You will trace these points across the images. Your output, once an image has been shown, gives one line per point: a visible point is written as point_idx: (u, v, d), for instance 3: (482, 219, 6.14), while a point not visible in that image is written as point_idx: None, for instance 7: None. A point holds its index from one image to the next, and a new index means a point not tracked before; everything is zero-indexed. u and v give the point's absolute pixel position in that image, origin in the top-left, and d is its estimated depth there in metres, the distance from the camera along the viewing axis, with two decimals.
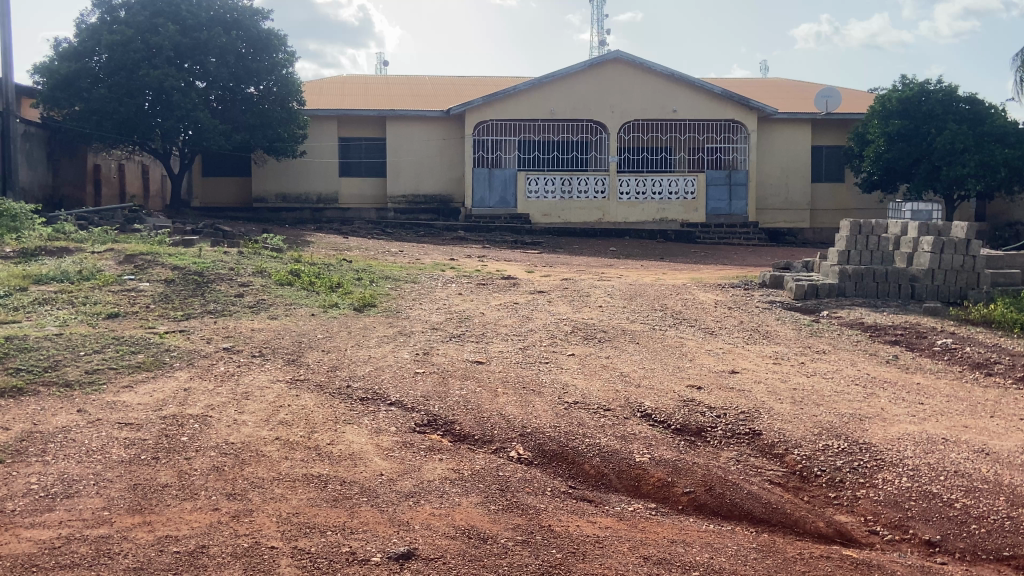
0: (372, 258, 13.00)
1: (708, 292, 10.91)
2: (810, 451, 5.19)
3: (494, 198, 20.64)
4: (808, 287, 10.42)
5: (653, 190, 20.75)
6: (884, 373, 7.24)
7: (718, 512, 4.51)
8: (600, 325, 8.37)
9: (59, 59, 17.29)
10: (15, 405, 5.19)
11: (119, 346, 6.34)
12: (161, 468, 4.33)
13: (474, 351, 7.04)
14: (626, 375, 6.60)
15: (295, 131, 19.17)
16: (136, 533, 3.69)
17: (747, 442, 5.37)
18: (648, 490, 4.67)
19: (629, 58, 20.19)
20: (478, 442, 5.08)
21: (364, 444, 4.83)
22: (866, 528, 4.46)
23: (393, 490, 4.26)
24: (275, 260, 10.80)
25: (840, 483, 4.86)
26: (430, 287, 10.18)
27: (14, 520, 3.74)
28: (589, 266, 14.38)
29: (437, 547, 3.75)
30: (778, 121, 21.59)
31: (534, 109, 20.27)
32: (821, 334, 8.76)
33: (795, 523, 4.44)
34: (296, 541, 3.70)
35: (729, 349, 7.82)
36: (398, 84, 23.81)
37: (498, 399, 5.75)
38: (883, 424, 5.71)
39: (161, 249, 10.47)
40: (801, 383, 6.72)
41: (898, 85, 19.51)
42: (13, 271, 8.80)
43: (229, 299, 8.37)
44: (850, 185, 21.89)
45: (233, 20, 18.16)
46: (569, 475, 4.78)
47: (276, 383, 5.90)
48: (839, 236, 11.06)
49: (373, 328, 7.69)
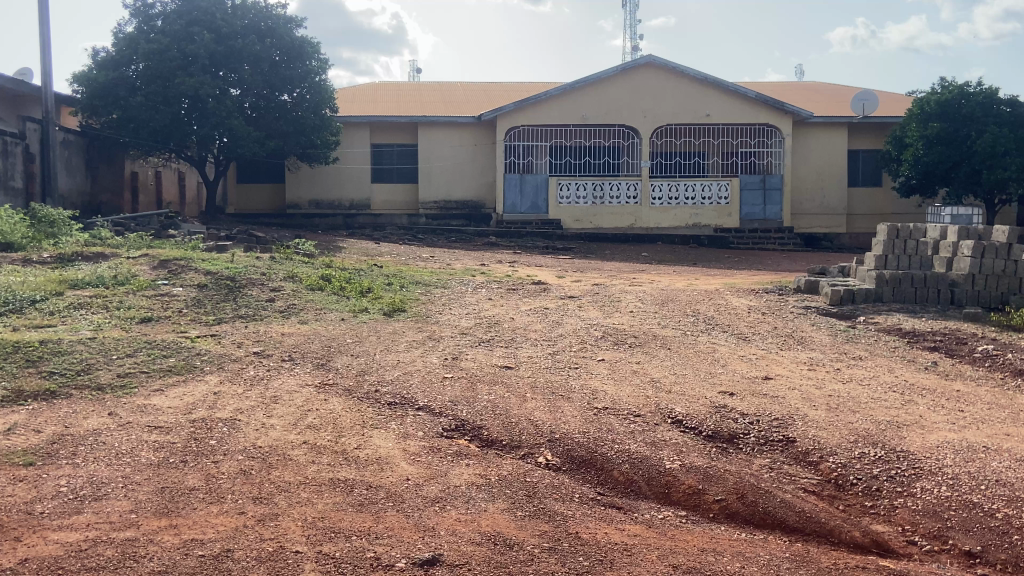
0: (404, 263, 13.04)
1: (741, 297, 10.75)
2: (845, 458, 5.06)
3: (525, 203, 20.61)
4: (844, 292, 10.21)
5: (686, 195, 20.57)
6: (923, 380, 7.06)
7: (750, 521, 4.41)
8: (631, 330, 8.29)
9: (98, 68, 17.66)
10: (48, 408, 5.25)
11: (150, 350, 6.40)
12: (189, 471, 4.34)
13: (503, 356, 7.00)
14: (657, 380, 6.51)
15: (328, 138, 19.45)
16: (163, 536, 3.69)
17: (780, 450, 5.26)
18: (679, 497, 4.59)
19: (662, 62, 20.05)
20: (507, 447, 5.03)
21: (391, 448, 4.81)
22: (904, 538, 4.33)
23: (420, 496, 4.23)
24: (306, 265, 10.89)
25: (876, 492, 4.73)
26: (460, 292, 10.16)
27: (43, 522, 3.77)
28: (621, 271, 14.26)
29: (463, 553, 3.71)
30: (813, 124, 21.30)
31: (565, 114, 20.21)
32: (857, 340, 8.59)
33: (830, 532, 4.32)
34: (321, 545, 3.68)
35: (763, 355, 7.70)
36: (430, 91, 23.91)
37: (526, 404, 5.69)
38: (923, 431, 5.57)
39: (195, 254, 10.58)
40: (837, 390, 6.57)
41: (936, 87, 19.14)
42: (50, 276, 8.95)
43: (261, 304, 8.41)
44: (887, 189, 21.54)
45: (267, 28, 18.39)
46: (598, 481, 4.72)
47: (305, 387, 5.90)
48: (876, 241, 10.85)
49: (403, 332, 7.71)
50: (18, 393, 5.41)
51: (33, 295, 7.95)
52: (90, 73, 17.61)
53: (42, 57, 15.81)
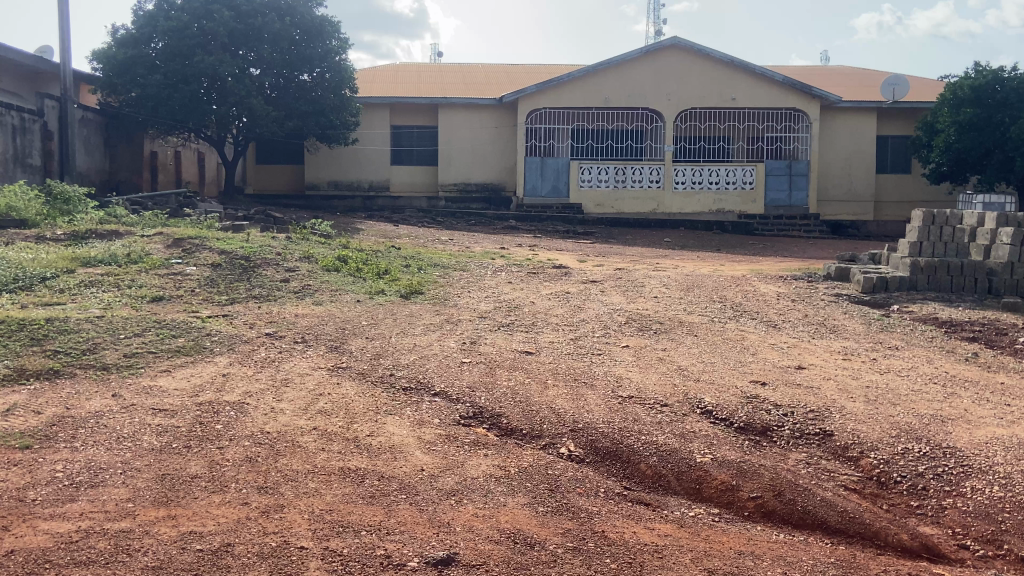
0: (422, 246, 12.77)
1: (770, 284, 10.42)
2: (888, 454, 4.75)
3: (546, 186, 20.24)
4: (876, 279, 9.83)
5: (710, 180, 20.15)
6: (964, 372, 6.71)
7: (789, 520, 4.13)
8: (656, 316, 7.99)
9: (117, 45, 17.48)
10: (51, 388, 5.05)
11: (160, 330, 6.17)
12: (192, 458, 4.10)
13: (524, 341, 6.72)
14: (684, 368, 6.22)
15: (347, 120, 19.27)
16: (160, 528, 3.45)
17: (817, 443, 4.96)
18: (710, 493, 4.30)
19: (687, 44, 19.60)
20: (527, 437, 4.76)
21: (406, 436, 4.55)
22: (955, 542, 4.01)
23: (435, 488, 3.97)
24: (323, 245, 10.66)
25: (923, 491, 4.42)
26: (479, 275, 9.87)
27: (33, 510, 3.54)
28: (644, 256, 13.89)
29: (480, 552, 3.45)
30: (842, 109, 20.76)
31: (588, 96, 19.82)
32: (892, 329, 8.24)
33: (875, 535, 4.03)
34: (328, 541, 3.43)
35: (795, 343, 7.38)
36: (451, 73, 23.55)
37: (548, 391, 5.42)
38: (970, 427, 5.23)
39: (209, 233, 10.39)
40: (874, 380, 6.25)
41: (970, 71, 18.52)
42: (62, 253, 8.74)
43: (275, 284, 8.17)
44: (916, 176, 21.00)
45: (287, 6, 18.09)
46: (624, 474, 4.44)
47: (317, 369, 5.67)
48: (911, 226, 10.41)
49: (419, 316, 7.44)
50: (20, 371, 5.21)
51: (43, 272, 7.76)
52: (108, 51, 17.41)
53: (60, 34, 15.66)
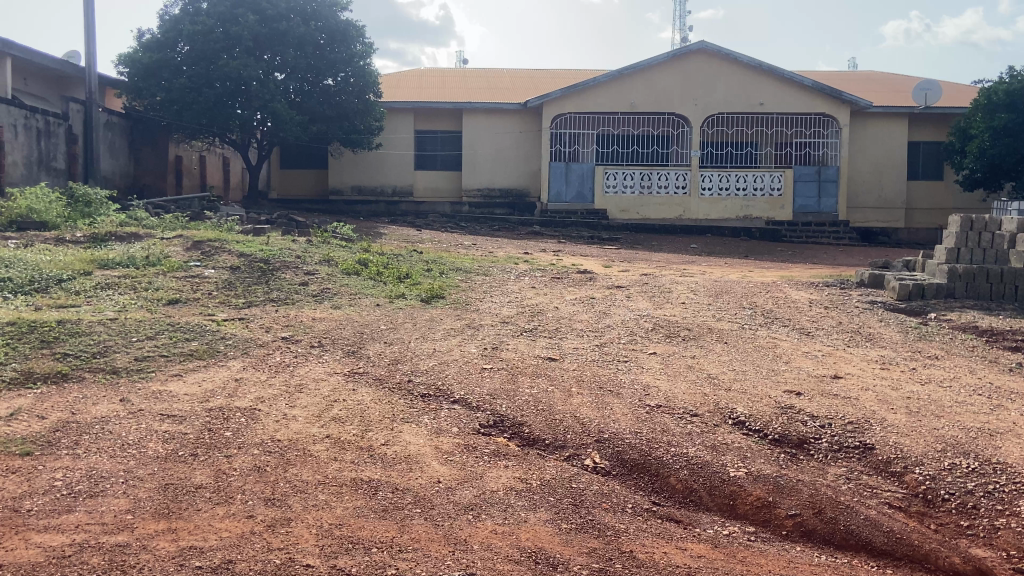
0: (445, 250, 12.57)
1: (801, 290, 10.08)
2: (934, 470, 4.45)
3: (571, 192, 19.99)
4: (913, 286, 9.47)
5: (737, 185, 19.80)
6: (1010, 383, 6.37)
7: (830, 541, 3.86)
8: (684, 322, 7.71)
9: (143, 50, 17.50)
10: (57, 393, 4.88)
11: (173, 333, 6.01)
12: (198, 467, 3.91)
13: (547, 347, 6.49)
14: (714, 377, 5.95)
15: (371, 124, 19.18)
16: (159, 542, 3.26)
17: (857, 458, 4.66)
18: (745, 510, 4.04)
19: (714, 48, 19.30)
20: (550, 447, 4.52)
21: (422, 446, 4.33)
22: (1009, 566, 3.71)
23: (451, 502, 3.74)
24: (343, 249, 10.49)
25: (973, 510, 4.12)
26: (502, 280, 9.65)
27: (28, 522, 3.36)
28: (671, 262, 13.59)
29: (499, 573, 3.22)
30: (873, 114, 20.34)
31: (614, 101, 19.57)
32: (931, 338, 7.90)
33: (925, 557, 3.75)
34: (336, 559, 3.21)
35: (830, 352, 7.06)
36: (476, 78, 23.40)
37: (572, 399, 5.18)
38: (1019, 442, 4.91)
39: (230, 236, 10.25)
40: (915, 391, 5.93)
41: (1005, 76, 18.00)
42: (82, 255, 8.64)
43: (293, 288, 7.99)
44: (949, 182, 20.52)
45: (312, 11, 18.04)
46: (653, 488, 4.19)
47: (333, 375, 5.47)
48: (947, 232, 10.07)
49: (440, 321, 7.23)
50: (27, 374, 5.06)
51: (60, 274, 7.64)
52: (134, 55, 17.44)
53: (86, 39, 15.69)
